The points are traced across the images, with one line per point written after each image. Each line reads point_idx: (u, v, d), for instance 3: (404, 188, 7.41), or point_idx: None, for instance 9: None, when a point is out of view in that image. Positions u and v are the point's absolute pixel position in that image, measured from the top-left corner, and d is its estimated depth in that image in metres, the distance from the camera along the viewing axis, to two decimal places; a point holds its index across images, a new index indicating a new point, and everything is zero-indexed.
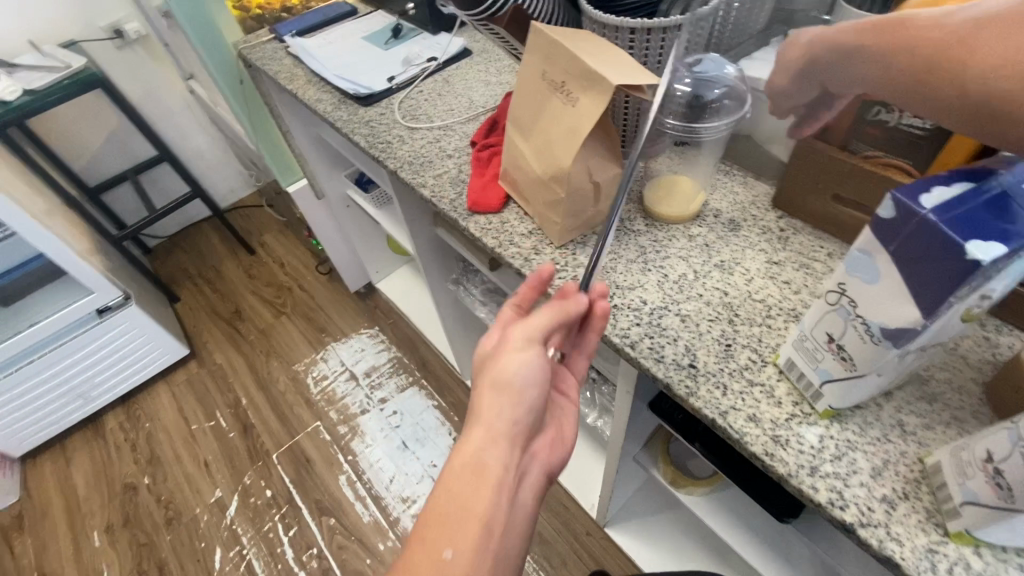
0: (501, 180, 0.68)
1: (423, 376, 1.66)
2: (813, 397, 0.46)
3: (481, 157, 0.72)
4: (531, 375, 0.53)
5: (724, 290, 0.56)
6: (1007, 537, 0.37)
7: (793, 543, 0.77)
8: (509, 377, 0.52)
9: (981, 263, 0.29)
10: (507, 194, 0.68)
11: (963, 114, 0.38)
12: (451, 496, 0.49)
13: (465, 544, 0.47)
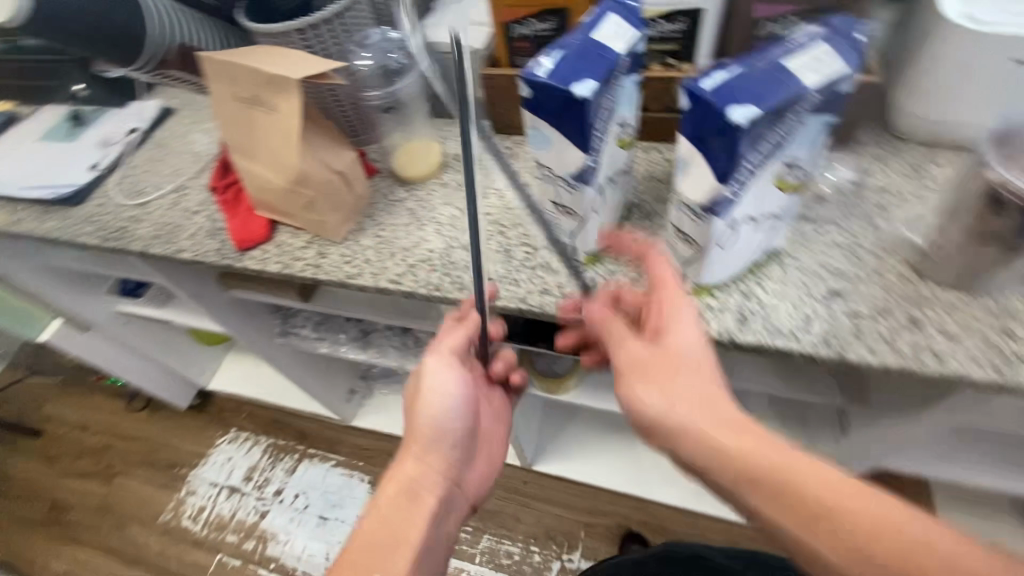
0: (256, 210, 0.68)
1: (307, 446, 1.55)
2: (576, 253, 0.57)
3: (227, 199, 0.71)
4: (458, 432, 0.61)
5: (487, 211, 0.65)
6: (719, 275, 0.51)
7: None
8: (433, 431, 0.59)
9: (588, 96, 0.40)
10: (270, 219, 0.69)
11: None
12: (382, 528, 0.55)
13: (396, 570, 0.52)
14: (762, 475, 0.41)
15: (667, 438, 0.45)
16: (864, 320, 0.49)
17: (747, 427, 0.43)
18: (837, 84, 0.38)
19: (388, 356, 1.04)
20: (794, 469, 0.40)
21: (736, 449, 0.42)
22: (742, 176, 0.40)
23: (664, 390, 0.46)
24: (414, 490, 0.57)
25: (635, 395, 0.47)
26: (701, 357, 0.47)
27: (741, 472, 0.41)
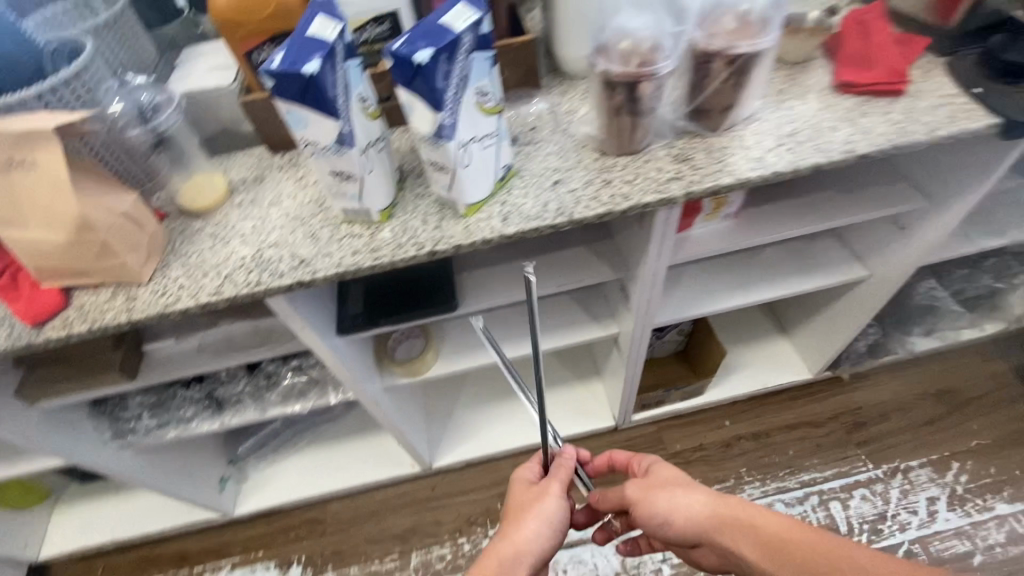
0: (42, 282, 0.67)
1: (192, 566, 1.39)
2: (369, 215, 0.68)
3: (3, 284, 0.68)
4: (563, 523, 0.73)
5: (286, 212, 0.73)
6: (478, 192, 0.67)
7: (497, 333, 1.12)
8: (542, 519, 0.72)
9: (313, 71, 0.53)
10: (62, 287, 0.68)
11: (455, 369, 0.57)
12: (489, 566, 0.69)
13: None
14: (789, 558, 0.64)
15: (709, 529, 0.71)
16: (580, 191, 0.69)
17: (772, 530, 0.67)
18: (480, 28, 0.55)
19: (243, 408, 1.02)
20: (794, 537, 0.65)
21: (757, 551, 0.67)
22: (448, 105, 0.56)
23: (704, 516, 0.71)
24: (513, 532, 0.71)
25: (657, 501, 0.74)
26: (715, 499, 0.72)
27: (752, 537, 0.67)
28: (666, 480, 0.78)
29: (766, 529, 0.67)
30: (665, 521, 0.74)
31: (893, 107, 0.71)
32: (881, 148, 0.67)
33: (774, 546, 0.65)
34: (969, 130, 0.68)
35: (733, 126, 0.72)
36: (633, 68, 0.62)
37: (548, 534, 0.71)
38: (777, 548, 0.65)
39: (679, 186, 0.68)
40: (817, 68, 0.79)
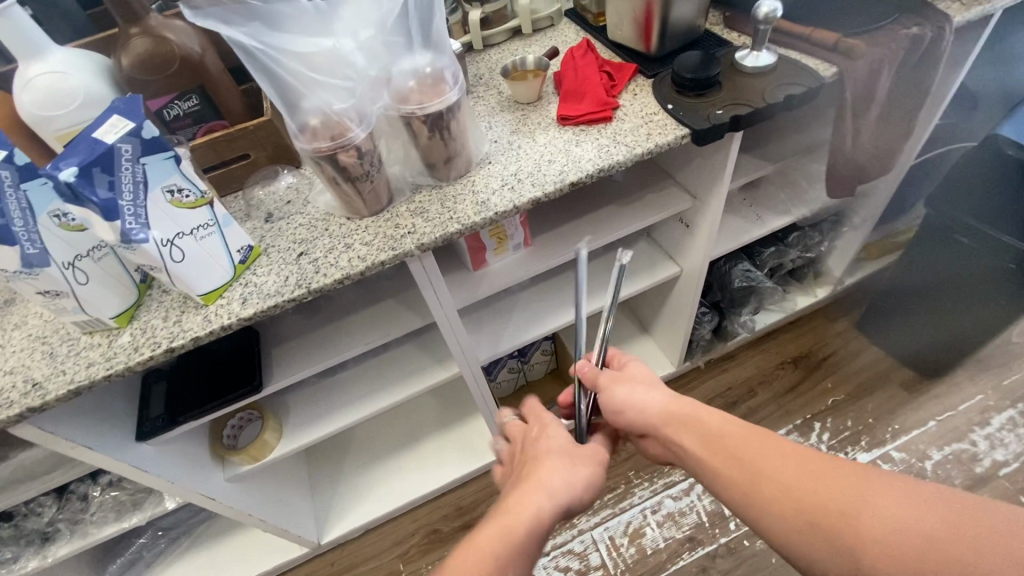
0: None
1: None
2: (104, 323, 0.67)
3: None
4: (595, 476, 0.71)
5: (28, 332, 0.71)
6: (210, 280, 0.67)
7: (340, 394, 1.10)
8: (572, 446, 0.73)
9: None
10: None
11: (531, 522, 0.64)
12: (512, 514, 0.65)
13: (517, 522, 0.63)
14: (724, 444, 0.64)
15: (662, 417, 0.70)
16: (321, 259, 0.71)
17: (723, 426, 0.66)
18: (142, 133, 0.56)
19: (64, 535, 0.94)
20: (732, 431, 0.64)
21: (702, 443, 0.66)
22: (126, 212, 0.56)
23: (668, 408, 0.70)
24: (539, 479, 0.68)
25: (617, 393, 0.74)
26: (676, 399, 0.71)
27: (699, 428, 0.67)
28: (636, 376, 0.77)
29: (714, 427, 0.66)
30: (620, 412, 0.74)
31: (602, 134, 0.78)
32: (589, 174, 0.74)
33: (723, 440, 0.64)
34: (662, 145, 0.76)
35: (465, 173, 0.77)
36: (329, 142, 0.63)
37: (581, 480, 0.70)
38: (720, 441, 0.64)
39: (410, 242, 0.71)
40: (549, 103, 0.86)
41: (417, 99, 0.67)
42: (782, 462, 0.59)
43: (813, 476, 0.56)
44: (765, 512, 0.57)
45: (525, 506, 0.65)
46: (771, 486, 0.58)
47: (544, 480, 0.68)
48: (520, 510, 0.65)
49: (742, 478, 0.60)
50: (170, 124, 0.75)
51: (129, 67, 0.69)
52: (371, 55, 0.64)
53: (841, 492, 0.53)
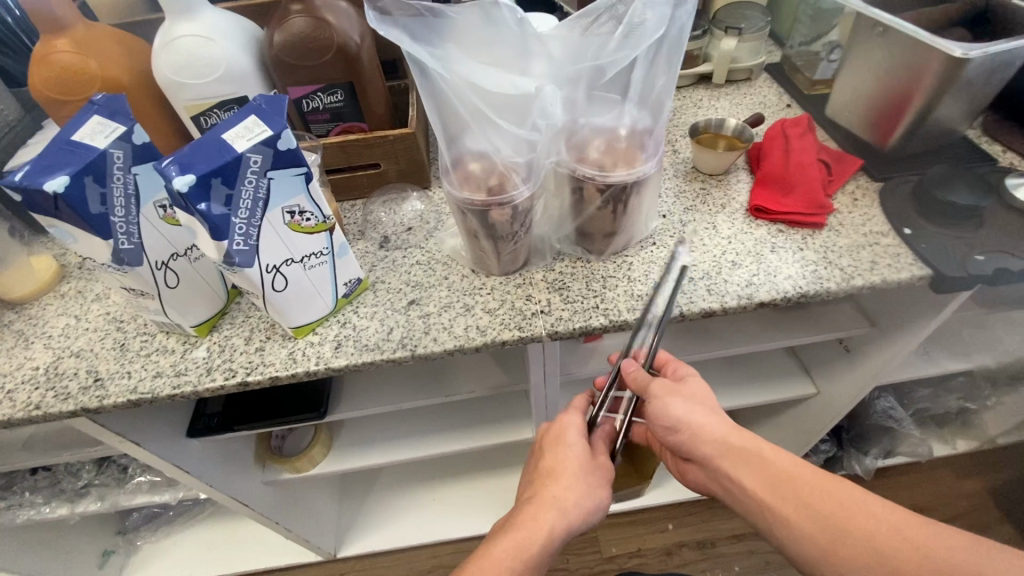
0: None
1: None
2: (184, 328, 0.59)
3: None
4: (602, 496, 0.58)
5: (107, 311, 0.64)
6: (306, 314, 0.57)
7: (400, 424, 0.99)
8: (579, 452, 0.58)
9: (58, 191, 0.43)
10: None
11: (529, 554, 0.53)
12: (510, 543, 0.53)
13: (508, 556, 0.53)
14: (799, 494, 0.51)
15: (720, 454, 0.55)
16: (433, 317, 0.59)
17: (794, 467, 0.53)
18: (278, 144, 0.45)
19: (96, 499, 0.90)
20: (805, 474, 0.52)
21: (762, 484, 0.53)
22: (237, 233, 0.46)
23: (733, 444, 0.54)
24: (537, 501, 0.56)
25: (674, 411, 0.55)
26: (738, 427, 0.55)
27: (764, 472, 0.53)
28: (692, 391, 0.58)
29: (778, 463, 0.54)
30: (669, 430, 0.56)
31: (805, 244, 0.62)
32: (785, 295, 0.57)
33: (799, 488, 0.52)
34: (888, 281, 0.58)
35: (623, 251, 0.63)
36: (485, 195, 0.52)
37: (588, 496, 0.56)
38: (790, 490, 0.52)
39: (544, 324, 0.57)
40: (736, 183, 0.70)
41: (602, 162, 0.53)
42: (870, 520, 0.49)
43: (905, 541, 0.47)
44: (852, 575, 0.48)
45: (520, 542, 0.54)
46: (863, 548, 0.48)
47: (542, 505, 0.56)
48: (517, 547, 0.53)
49: (828, 541, 0.49)
50: (306, 116, 0.65)
51: (280, 46, 0.59)
52: (566, 103, 0.51)
53: (951, 569, 0.45)
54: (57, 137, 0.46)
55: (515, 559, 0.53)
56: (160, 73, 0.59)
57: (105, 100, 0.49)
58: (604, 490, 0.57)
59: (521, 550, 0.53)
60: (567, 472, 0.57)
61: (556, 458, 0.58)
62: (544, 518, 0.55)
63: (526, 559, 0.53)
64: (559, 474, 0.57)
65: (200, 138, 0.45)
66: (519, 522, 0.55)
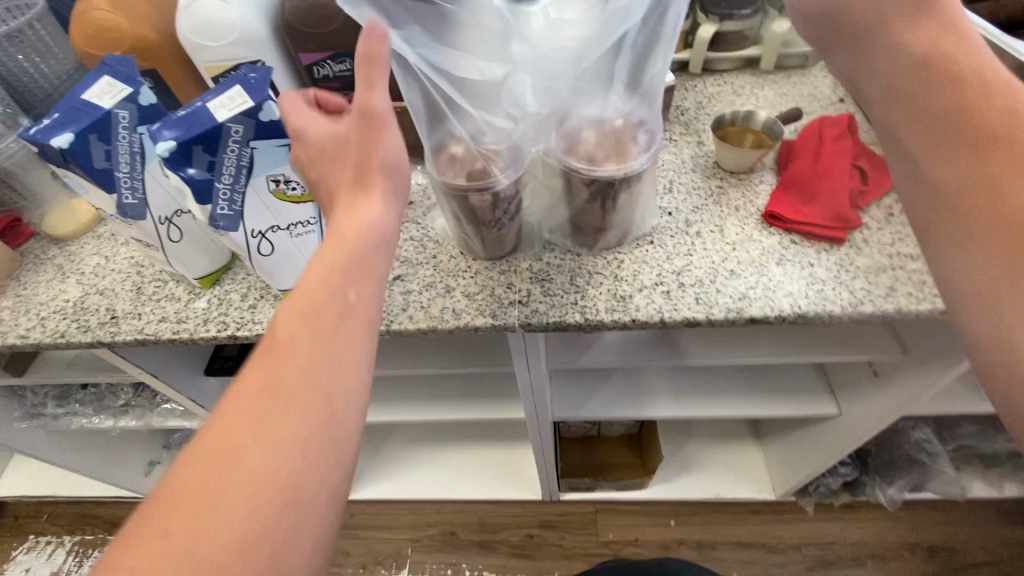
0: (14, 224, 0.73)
1: None
2: (190, 279, 0.63)
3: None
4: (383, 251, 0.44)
5: (132, 255, 0.70)
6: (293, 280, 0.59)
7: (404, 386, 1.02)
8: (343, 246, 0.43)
9: (64, 147, 0.47)
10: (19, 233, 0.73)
11: (231, 466, 0.33)
12: (196, 477, 0.33)
13: (199, 497, 0.32)
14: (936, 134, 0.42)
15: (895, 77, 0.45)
16: (413, 295, 0.60)
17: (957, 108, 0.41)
18: (259, 114, 0.46)
19: (135, 417, 1.01)
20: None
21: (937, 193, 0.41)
22: (221, 198, 0.49)
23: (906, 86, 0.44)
24: (243, 399, 0.36)
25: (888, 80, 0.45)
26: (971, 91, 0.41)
27: (914, 107, 0.43)
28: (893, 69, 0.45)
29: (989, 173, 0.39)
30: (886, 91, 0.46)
31: (818, 260, 0.56)
32: (780, 314, 0.53)
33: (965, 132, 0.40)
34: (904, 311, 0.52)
35: (616, 246, 0.60)
36: (465, 179, 0.51)
37: (312, 343, 0.38)
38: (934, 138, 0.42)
39: (518, 314, 0.57)
40: (758, 185, 0.64)
41: (591, 155, 0.51)
42: (973, 170, 0.39)
43: None
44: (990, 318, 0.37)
45: (218, 466, 0.33)
46: (965, 201, 0.39)
47: (249, 402, 0.35)
48: (217, 477, 0.33)
49: (958, 179, 0.40)
50: (318, 82, 0.67)
51: (292, 12, 0.60)
52: (548, 88, 0.50)
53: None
54: (72, 95, 0.50)
55: (212, 497, 0.32)
56: (181, 37, 0.61)
57: (119, 61, 0.52)
58: (342, 312, 0.40)
59: (283, 351, 0.38)
60: (292, 333, 0.38)
61: (323, 268, 0.41)
62: (263, 406, 0.35)
63: (226, 489, 0.32)
64: (325, 274, 0.41)
65: (189, 106, 0.46)
66: (275, 338, 0.38)
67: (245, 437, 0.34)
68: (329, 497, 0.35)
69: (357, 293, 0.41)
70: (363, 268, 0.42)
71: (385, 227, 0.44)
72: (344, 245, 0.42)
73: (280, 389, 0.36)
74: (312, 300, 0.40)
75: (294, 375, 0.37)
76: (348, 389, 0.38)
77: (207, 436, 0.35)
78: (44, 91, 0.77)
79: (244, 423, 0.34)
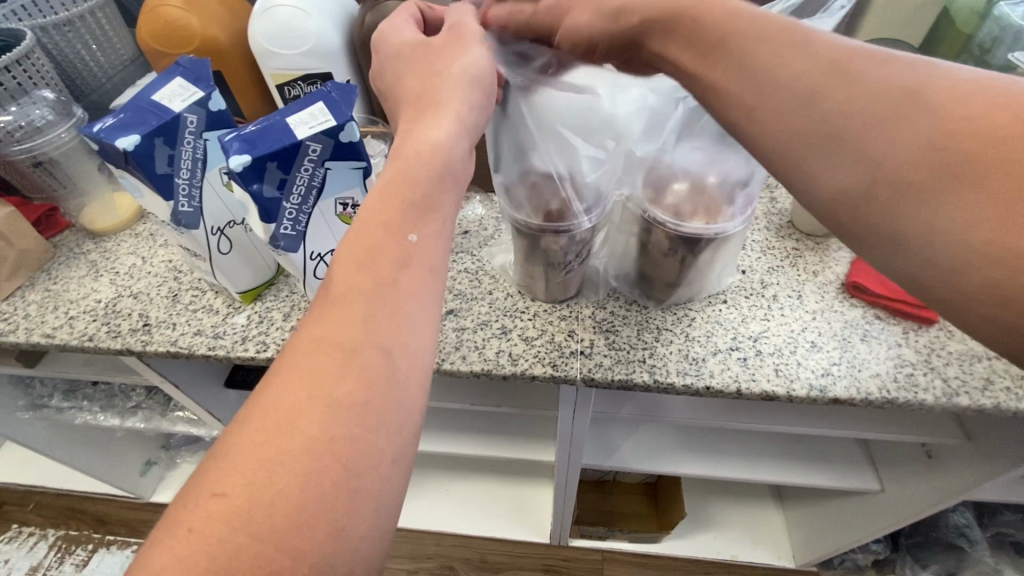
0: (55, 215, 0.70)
1: (105, 533, 1.30)
2: (231, 293, 0.60)
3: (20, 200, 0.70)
4: (459, 164, 0.40)
5: (170, 259, 0.66)
6: None
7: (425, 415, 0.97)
8: (422, 160, 0.38)
9: (130, 149, 0.44)
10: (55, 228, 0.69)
11: (311, 391, 0.30)
12: (278, 403, 0.29)
13: (281, 426, 0.29)
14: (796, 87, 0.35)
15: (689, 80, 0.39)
16: (467, 333, 0.56)
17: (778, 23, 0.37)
18: (340, 135, 0.43)
19: (143, 419, 0.97)
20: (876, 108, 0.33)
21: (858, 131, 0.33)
22: (286, 218, 0.45)
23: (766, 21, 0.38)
24: (317, 325, 0.32)
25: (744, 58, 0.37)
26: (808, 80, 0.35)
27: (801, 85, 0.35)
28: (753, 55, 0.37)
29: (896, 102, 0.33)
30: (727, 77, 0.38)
31: (906, 340, 0.53)
32: (867, 396, 0.49)
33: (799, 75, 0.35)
34: (1003, 408, 0.48)
35: (686, 302, 0.57)
36: (541, 219, 0.49)
37: (387, 261, 0.34)
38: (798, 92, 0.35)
39: (581, 366, 0.53)
40: (836, 251, 0.61)
41: (678, 209, 0.48)
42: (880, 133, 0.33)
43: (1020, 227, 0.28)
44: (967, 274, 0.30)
45: (293, 399, 0.29)
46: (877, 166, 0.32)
47: (323, 330, 0.32)
48: (295, 408, 0.29)
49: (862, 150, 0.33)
50: None
51: (370, 28, 0.58)
52: (651, 128, 0.47)
53: (974, 101, 0.31)
54: (142, 96, 0.47)
55: (293, 426, 0.29)
56: (252, 42, 0.59)
57: (192, 64, 0.50)
58: (418, 234, 0.36)
59: (358, 270, 0.34)
60: (361, 253, 0.34)
61: (389, 202, 0.36)
62: (335, 330, 0.32)
63: (308, 416, 0.29)
64: (409, 162, 0.38)
65: (265, 119, 0.43)
66: (345, 258, 0.34)
67: (320, 364, 0.31)
68: (395, 463, 0.30)
69: (424, 207, 0.37)
70: (425, 204, 0.37)
71: (455, 162, 0.39)
72: (410, 176, 0.37)
73: (353, 310, 0.32)
74: (380, 218, 0.36)
75: (368, 299, 0.33)
76: (409, 346, 0.33)
77: (282, 365, 0.31)
78: (99, 80, 0.75)
79: (320, 351, 0.31)
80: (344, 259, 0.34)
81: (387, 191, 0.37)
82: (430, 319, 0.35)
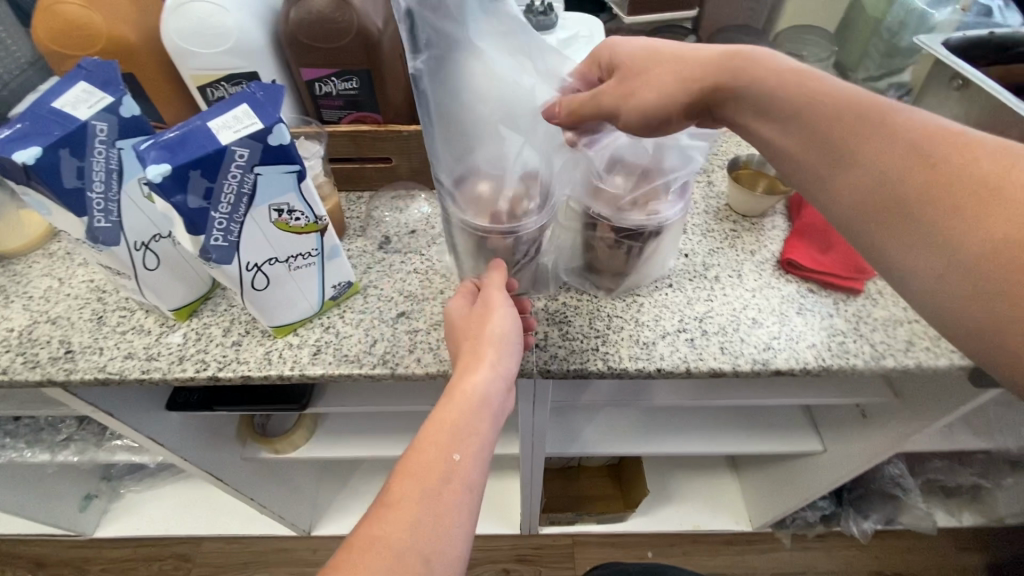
0: None
1: None
2: (163, 310, 0.56)
3: None
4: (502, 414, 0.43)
5: (92, 278, 0.61)
6: (286, 314, 0.54)
7: (384, 420, 0.95)
8: (485, 395, 0.42)
9: (29, 163, 0.40)
10: None
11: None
12: None
13: None
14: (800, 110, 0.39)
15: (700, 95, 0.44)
16: (420, 335, 0.55)
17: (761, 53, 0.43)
18: (268, 138, 0.41)
19: (77, 452, 0.90)
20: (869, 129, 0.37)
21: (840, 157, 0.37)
22: (216, 228, 0.43)
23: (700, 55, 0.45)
24: (387, 507, 0.36)
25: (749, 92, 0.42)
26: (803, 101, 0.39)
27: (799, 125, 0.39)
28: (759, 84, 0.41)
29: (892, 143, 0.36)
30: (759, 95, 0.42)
31: (836, 310, 0.56)
32: (805, 366, 0.52)
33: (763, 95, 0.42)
34: (924, 366, 0.52)
35: (634, 289, 0.58)
36: (488, 221, 0.48)
37: (446, 455, 0.38)
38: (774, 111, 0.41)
39: (537, 357, 0.53)
40: (770, 230, 0.64)
41: (619, 203, 0.49)
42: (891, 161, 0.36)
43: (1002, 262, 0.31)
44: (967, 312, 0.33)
45: None
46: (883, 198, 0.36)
47: (393, 512, 0.35)
48: None
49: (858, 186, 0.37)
50: (319, 100, 0.62)
51: (297, 23, 0.55)
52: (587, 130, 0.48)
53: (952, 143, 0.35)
54: (40, 104, 0.43)
55: None
56: (167, 41, 0.55)
57: (97, 67, 0.46)
58: (480, 451, 0.40)
59: (421, 468, 0.37)
60: (429, 448, 0.38)
61: (454, 399, 0.41)
62: (401, 523, 0.35)
63: None
64: (467, 372, 0.42)
65: (184, 124, 0.41)
66: (413, 453, 0.38)
67: (384, 551, 0.34)
68: None
69: (485, 448, 0.40)
70: (484, 442, 0.40)
71: (502, 403, 0.43)
72: (477, 419, 0.41)
73: (415, 499, 0.36)
74: (446, 419, 0.40)
75: (430, 487, 0.37)
76: (460, 535, 0.36)
77: (350, 552, 0.34)
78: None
79: (387, 537, 0.34)
80: (415, 450, 0.38)
81: (451, 401, 0.41)
82: (488, 447, 0.41)
